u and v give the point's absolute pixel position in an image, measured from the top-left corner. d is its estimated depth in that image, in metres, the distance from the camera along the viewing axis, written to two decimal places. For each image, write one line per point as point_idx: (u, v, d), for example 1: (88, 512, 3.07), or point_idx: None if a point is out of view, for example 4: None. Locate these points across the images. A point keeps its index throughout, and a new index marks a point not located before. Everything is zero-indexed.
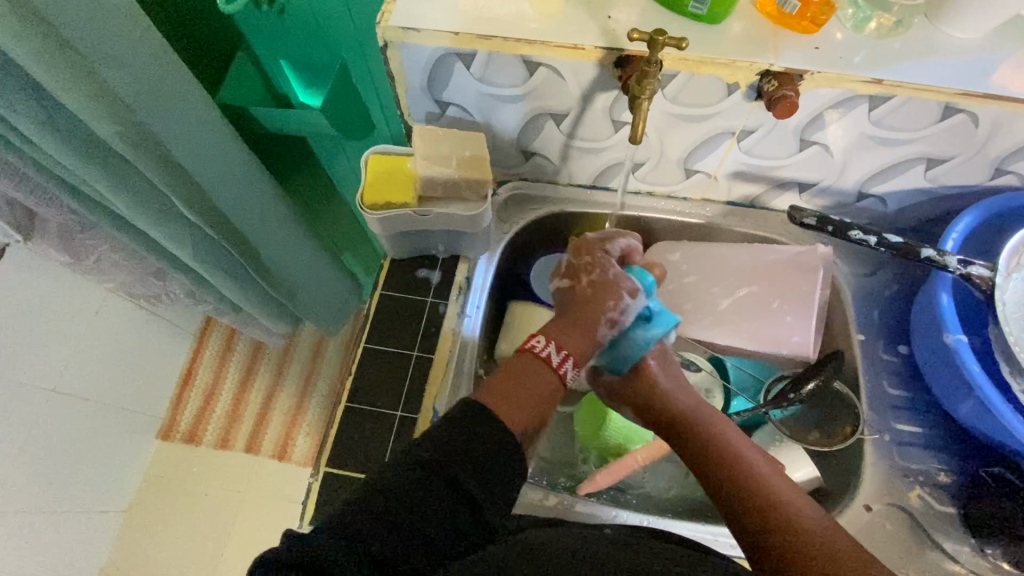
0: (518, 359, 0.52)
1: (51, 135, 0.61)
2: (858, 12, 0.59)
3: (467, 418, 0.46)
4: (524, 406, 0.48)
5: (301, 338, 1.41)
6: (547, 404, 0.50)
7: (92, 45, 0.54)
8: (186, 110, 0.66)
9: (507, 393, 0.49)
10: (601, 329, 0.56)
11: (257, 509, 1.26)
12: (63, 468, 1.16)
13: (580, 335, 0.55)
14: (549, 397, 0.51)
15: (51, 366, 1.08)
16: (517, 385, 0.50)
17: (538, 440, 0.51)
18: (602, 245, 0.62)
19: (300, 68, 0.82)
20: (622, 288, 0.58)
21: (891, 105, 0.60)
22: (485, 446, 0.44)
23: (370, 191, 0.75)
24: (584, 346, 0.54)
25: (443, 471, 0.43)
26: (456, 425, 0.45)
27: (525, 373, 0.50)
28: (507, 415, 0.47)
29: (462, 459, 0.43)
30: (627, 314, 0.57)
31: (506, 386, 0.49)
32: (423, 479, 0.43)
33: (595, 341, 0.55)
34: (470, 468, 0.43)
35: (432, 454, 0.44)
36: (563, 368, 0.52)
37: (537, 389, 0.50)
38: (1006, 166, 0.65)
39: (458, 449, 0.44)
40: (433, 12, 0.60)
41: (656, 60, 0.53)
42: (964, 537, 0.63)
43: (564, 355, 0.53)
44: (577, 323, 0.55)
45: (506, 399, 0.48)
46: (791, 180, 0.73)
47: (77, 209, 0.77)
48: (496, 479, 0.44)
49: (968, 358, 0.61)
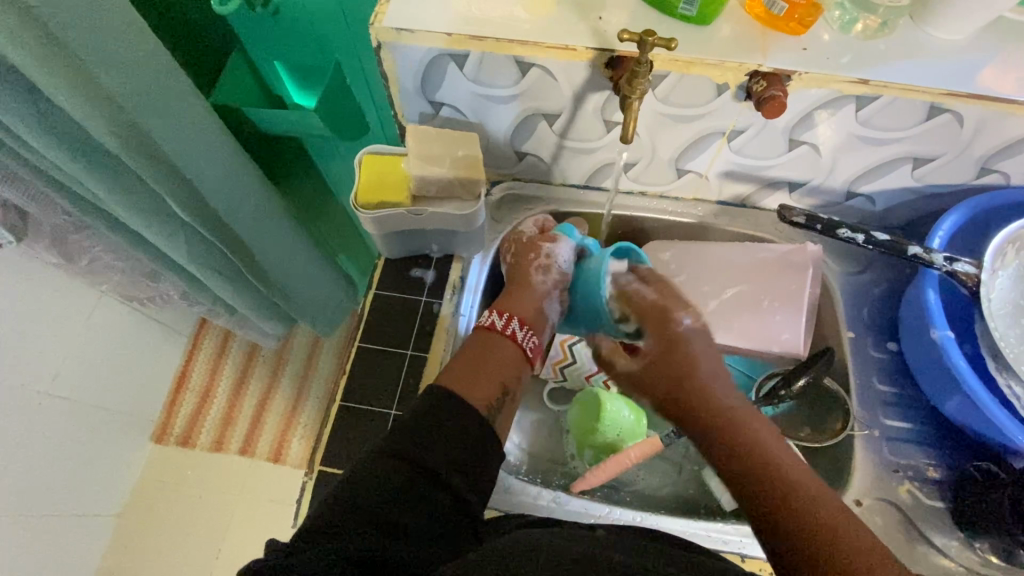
0: (473, 337, 0.58)
1: (46, 136, 0.61)
2: (844, 14, 0.60)
3: (439, 399, 0.49)
4: (485, 375, 0.54)
5: (295, 339, 1.41)
6: (507, 368, 0.56)
7: (85, 46, 0.54)
8: (180, 112, 0.67)
9: (465, 368, 0.54)
10: (535, 278, 0.64)
11: (251, 512, 1.25)
12: (56, 470, 1.15)
13: (521, 299, 0.62)
14: (507, 359, 0.56)
15: (43, 370, 1.08)
16: (474, 359, 0.55)
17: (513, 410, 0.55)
18: (518, 231, 0.70)
19: (294, 69, 0.82)
20: (541, 241, 0.66)
21: (878, 105, 0.61)
22: (457, 432, 0.48)
23: (364, 190, 0.75)
24: (528, 306, 0.62)
25: (423, 462, 0.46)
26: (429, 414, 0.48)
27: (480, 347, 0.56)
28: (468, 389, 0.52)
29: (438, 448, 0.47)
30: (557, 258, 0.65)
31: (463, 363, 0.55)
32: (404, 473, 0.45)
33: (536, 294, 0.63)
34: (444, 454, 0.46)
35: (411, 448, 0.46)
36: (512, 332, 0.58)
37: (492, 356, 0.55)
38: (991, 165, 0.66)
39: (434, 440, 0.47)
40: (424, 12, 0.61)
41: (646, 61, 0.54)
42: (953, 531, 0.64)
43: (509, 317, 0.59)
44: (518, 290, 0.63)
45: (465, 374, 0.53)
46: (781, 180, 0.74)
47: (71, 210, 0.77)
48: (470, 462, 0.47)
49: (954, 353, 0.61)
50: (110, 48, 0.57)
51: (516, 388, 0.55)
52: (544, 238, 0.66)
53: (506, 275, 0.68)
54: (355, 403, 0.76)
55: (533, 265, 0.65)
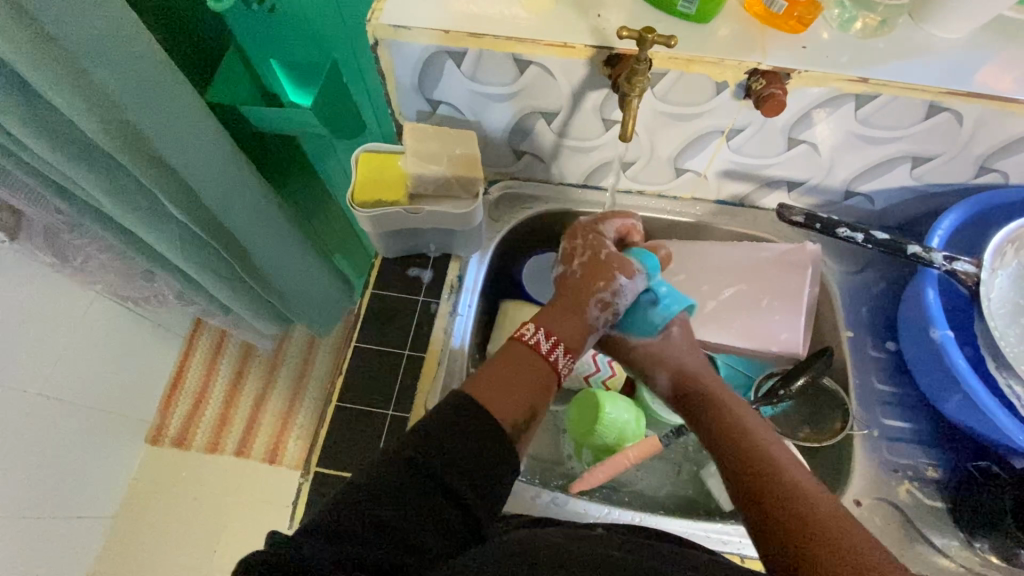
0: (511, 346, 0.56)
1: (38, 133, 0.60)
2: (844, 12, 0.59)
3: (463, 410, 0.48)
4: (516, 397, 0.52)
5: (292, 340, 1.40)
6: (539, 391, 0.54)
7: (78, 42, 0.54)
8: (175, 110, 0.66)
9: (499, 381, 0.52)
10: (592, 311, 0.61)
11: (247, 513, 1.24)
12: (50, 472, 1.14)
13: (571, 322, 0.60)
14: (543, 381, 0.55)
15: (36, 370, 1.07)
16: (511, 368, 0.54)
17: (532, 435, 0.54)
18: (596, 228, 0.67)
19: (291, 66, 0.82)
20: (613, 269, 0.63)
21: (878, 103, 0.61)
22: (473, 446, 0.46)
23: (360, 189, 0.74)
24: (574, 333, 0.60)
25: (432, 471, 0.44)
26: (447, 424, 0.47)
27: (521, 362, 0.55)
28: (500, 403, 0.50)
29: (451, 460, 0.45)
30: (621, 297, 0.62)
31: (499, 375, 0.53)
32: (412, 480, 0.44)
33: (586, 324, 0.61)
34: (453, 460, 0.45)
35: (422, 455, 0.45)
36: (553, 357, 0.56)
37: (531, 372, 0.54)
38: (990, 164, 0.66)
39: (447, 449, 0.45)
40: (422, 9, 0.60)
41: (645, 59, 0.53)
42: (954, 531, 0.64)
43: (554, 342, 0.57)
44: (561, 310, 0.60)
45: (498, 388, 0.52)
46: (780, 179, 0.74)
47: (64, 208, 0.77)
48: (484, 479, 0.45)
49: (954, 352, 0.61)
50: (103, 44, 0.56)
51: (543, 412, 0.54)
52: (608, 263, 0.63)
53: (558, 282, 0.65)
54: (352, 403, 0.75)
55: (596, 298, 0.61)
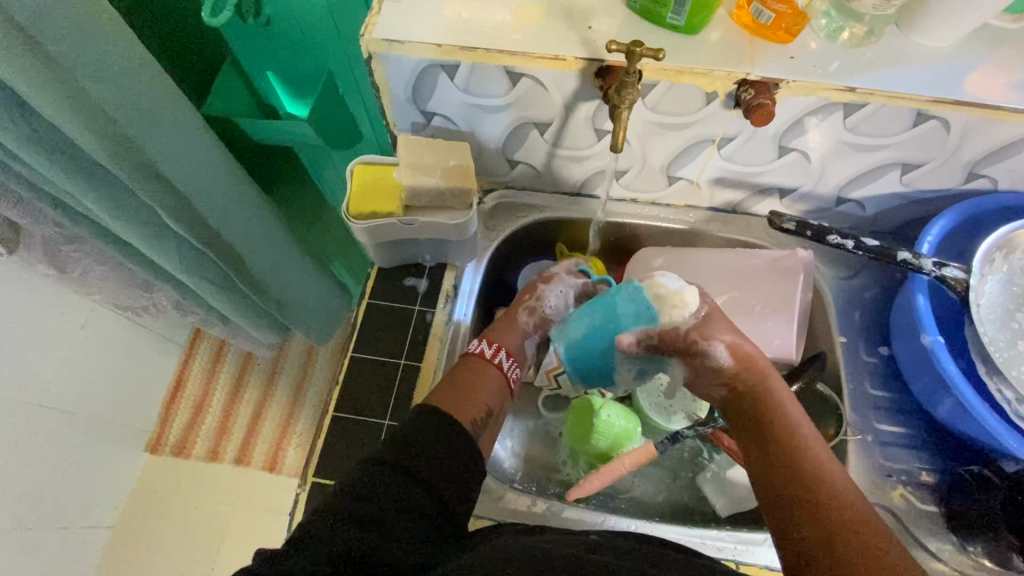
0: (464, 365, 0.62)
1: (37, 149, 0.61)
2: (830, 22, 0.60)
3: (426, 417, 0.52)
4: (467, 399, 0.57)
5: (291, 348, 1.40)
6: (486, 392, 0.59)
7: (77, 60, 0.55)
8: (173, 124, 0.67)
9: (452, 389, 0.58)
10: (520, 318, 0.67)
11: (247, 521, 1.24)
12: (51, 483, 1.14)
13: (509, 333, 0.65)
14: (489, 384, 0.60)
15: (35, 381, 1.07)
16: (462, 382, 0.59)
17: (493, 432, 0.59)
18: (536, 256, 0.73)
19: (286, 78, 0.82)
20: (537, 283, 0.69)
21: (865, 112, 0.61)
22: (446, 441, 0.51)
23: (356, 201, 0.74)
24: (514, 339, 0.65)
25: (409, 465, 0.48)
26: (414, 428, 0.51)
27: (472, 372, 0.61)
28: (454, 407, 0.56)
29: (426, 455, 0.49)
30: (546, 303, 0.67)
31: (451, 386, 0.58)
32: (391, 476, 0.47)
33: (519, 333, 0.66)
34: (429, 460, 0.49)
35: (402, 457, 0.48)
36: (497, 360, 0.62)
37: (477, 380, 0.60)
38: (978, 171, 0.67)
39: (421, 446, 0.49)
40: (414, 23, 0.61)
41: (634, 71, 0.54)
42: (947, 535, 0.64)
43: (497, 348, 0.63)
44: (503, 325, 0.66)
45: (452, 395, 0.57)
46: (772, 186, 0.75)
47: (61, 221, 0.77)
48: (460, 475, 0.50)
49: (943, 357, 0.62)
50: (101, 61, 0.57)
51: (499, 410, 0.60)
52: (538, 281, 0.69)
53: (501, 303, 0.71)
54: (349, 413, 0.76)
55: (523, 305, 0.67)
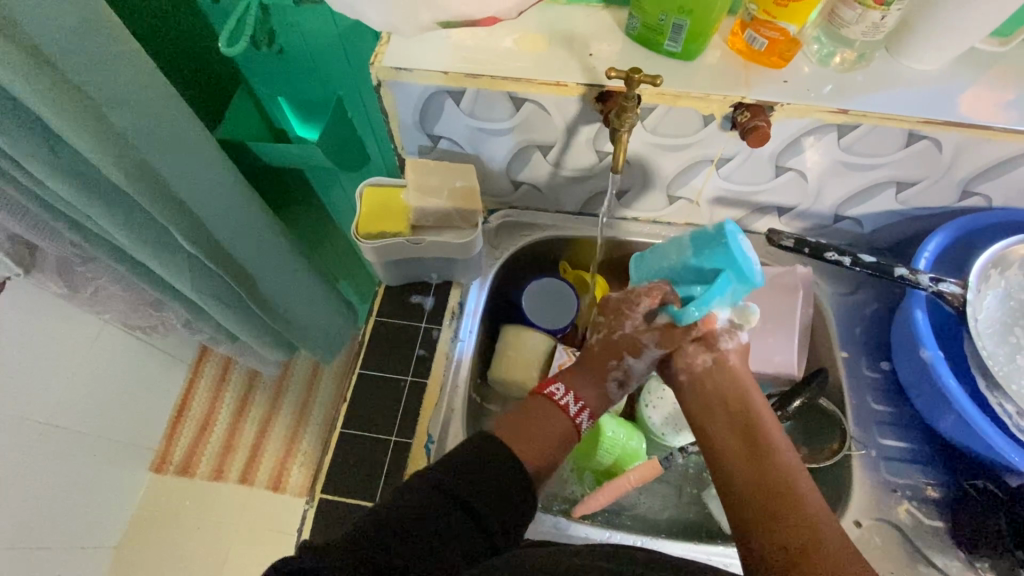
0: (547, 412, 0.59)
1: (58, 173, 0.63)
2: (821, 47, 0.63)
3: (487, 444, 0.53)
4: (536, 445, 0.56)
5: (297, 365, 1.41)
6: (558, 446, 0.58)
7: (99, 88, 0.57)
8: (188, 149, 0.70)
9: (521, 431, 0.56)
10: (612, 377, 0.62)
11: (253, 540, 1.24)
12: (56, 502, 1.15)
13: (597, 390, 0.62)
14: (565, 442, 0.58)
15: (47, 399, 1.09)
16: (531, 425, 0.57)
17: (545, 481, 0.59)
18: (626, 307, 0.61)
19: (298, 103, 0.86)
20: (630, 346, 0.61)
21: (858, 133, 0.63)
22: (503, 473, 0.51)
23: (364, 221, 0.76)
24: (601, 399, 0.62)
25: (452, 486, 0.49)
26: (477, 454, 0.52)
27: (542, 416, 0.58)
28: (523, 452, 0.55)
29: (473, 481, 0.50)
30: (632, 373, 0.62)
31: (524, 427, 0.57)
32: (442, 501, 0.48)
33: (604, 392, 0.63)
34: (476, 485, 0.50)
35: (448, 478, 0.50)
36: (579, 420, 0.60)
37: (553, 433, 0.58)
38: (971, 188, 0.68)
39: (468, 471, 0.51)
40: (421, 52, 0.64)
41: (634, 96, 0.56)
42: (954, 551, 0.64)
43: (581, 407, 0.61)
44: (595, 373, 0.62)
45: (520, 438, 0.56)
46: (770, 205, 0.76)
47: (78, 242, 0.79)
48: (511, 516, 0.50)
49: (943, 371, 0.62)
50: (121, 89, 0.59)
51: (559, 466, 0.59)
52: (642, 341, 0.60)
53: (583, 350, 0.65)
54: (355, 429, 0.77)
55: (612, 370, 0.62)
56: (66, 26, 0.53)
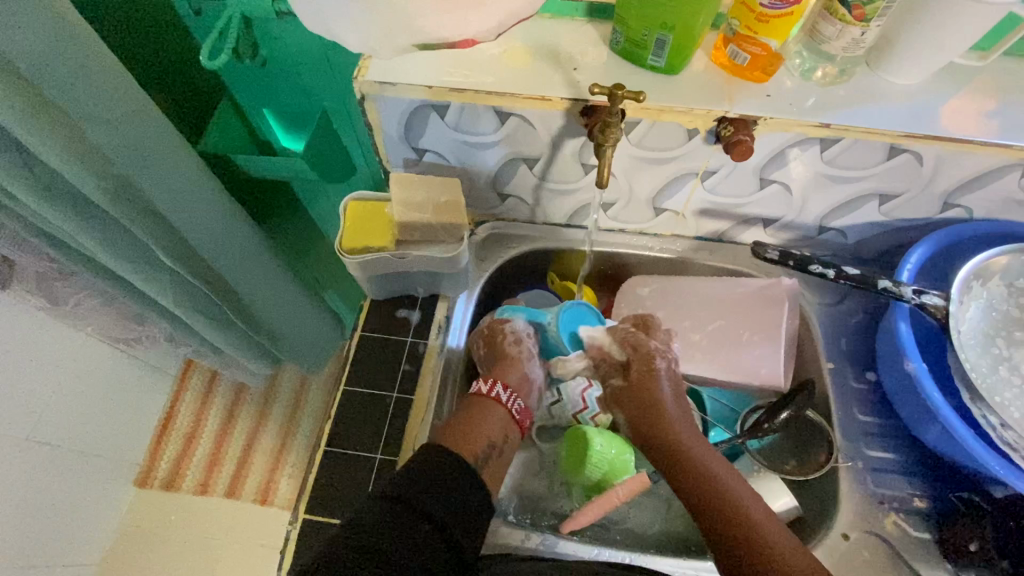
0: (467, 404, 0.65)
1: (32, 190, 0.62)
2: (804, 61, 0.64)
3: (433, 454, 0.55)
4: (472, 433, 0.60)
5: (284, 377, 1.40)
6: (494, 425, 0.62)
7: (76, 105, 0.56)
8: (168, 164, 0.68)
9: (458, 427, 0.61)
10: (512, 350, 0.72)
11: (238, 556, 1.22)
12: (35, 521, 1.12)
13: (503, 369, 0.70)
14: (494, 418, 0.63)
15: (27, 415, 1.06)
16: (467, 420, 0.62)
17: (500, 466, 0.60)
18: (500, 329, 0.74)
19: (283, 115, 0.85)
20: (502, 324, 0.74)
21: (841, 146, 0.64)
22: (459, 480, 0.53)
23: (348, 235, 0.76)
24: (511, 375, 0.69)
25: (412, 498, 0.50)
26: (424, 466, 0.53)
27: (473, 412, 0.63)
28: (458, 444, 0.58)
29: (433, 491, 0.51)
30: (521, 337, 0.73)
31: (456, 425, 0.61)
32: (400, 512, 0.49)
33: (515, 366, 0.70)
34: (437, 496, 0.51)
35: (407, 490, 0.51)
36: (496, 394, 0.65)
37: (484, 417, 0.62)
38: (953, 200, 0.69)
39: (427, 482, 0.52)
40: (405, 66, 0.63)
41: (617, 112, 0.56)
42: (942, 563, 0.64)
43: (494, 383, 0.66)
44: (503, 360, 0.71)
45: (456, 432, 0.60)
46: (755, 217, 0.77)
47: (56, 257, 0.78)
48: (469, 518, 0.52)
49: (927, 384, 0.63)
50: (98, 105, 0.58)
51: (504, 442, 0.62)
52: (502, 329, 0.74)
53: (486, 360, 0.74)
54: (340, 446, 0.75)
55: (507, 342, 0.72)
56: (39, 43, 0.51)
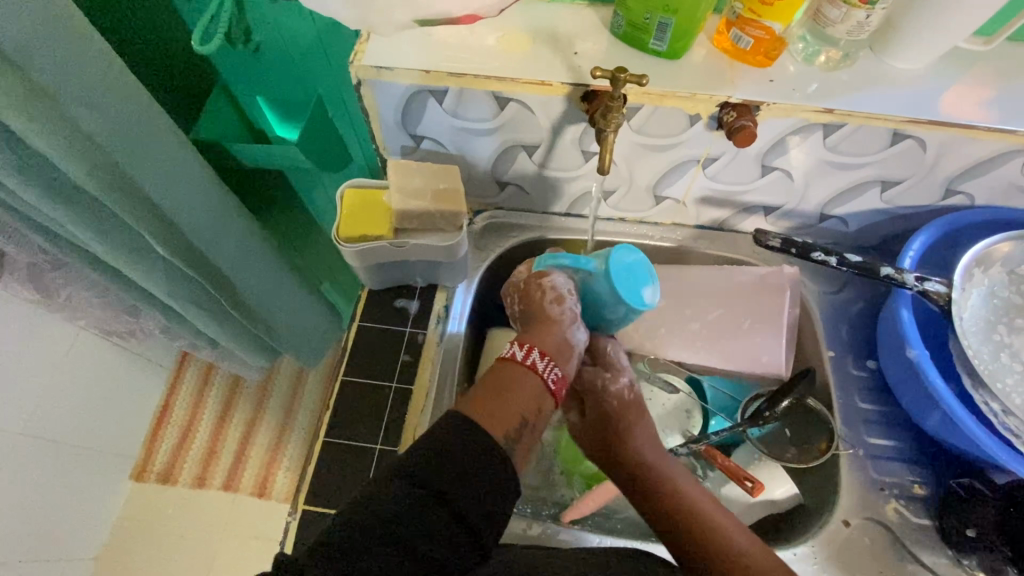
0: (493, 369, 0.54)
1: (22, 177, 0.60)
2: (807, 46, 0.63)
3: (464, 432, 0.48)
4: (506, 407, 0.50)
5: (281, 370, 1.39)
6: (530, 403, 0.52)
7: (64, 89, 0.55)
8: (158, 151, 0.67)
9: (484, 399, 0.51)
10: (553, 310, 0.58)
11: (238, 548, 1.22)
12: (33, 514, 1.11)
13: (541, 332, 0.57)
14: (532, 395, 0.53)
15: (19, 409, 1.05)
16: (496, 391, 0.52)
17: (535, 447, 0.52)
18: (535, 281, 0.61)
19: (278, 103, 0.84)
20: (536, 280, 0.61)
21: (844, 132, 0.63)
22: (488, 470, 0.46)
23: (346, 224, 0.75)
24: (549, 338, 0.56)
25: (432, 484, 0.45)
26: (459, 447, 0.47)
27: (505, 380, 0.53)
28: (488, 421, 0.49)
29: (458, 479, 0.45)
30: (563, 293, 0.59)
31: (485, 394, 0.51)
32: (421, 499, 0.44)
33: (557, 333, 0.57)
34: (462, 486, 0.45)
35: (429, 475, 0.45)
36: (531, 362, 0.54)
37: (518, 391, 0.52)
38: (955, 187, 0.69)
39: (452, 467, 0.46)
40: (401, 50, 0.62)
41: (619, 96, 0.56)
42: (942, 549, 0.65)
43: (529, 348, 0.55)
44: (539, 322, 0.58)
45: (483, 409, 0.50)
46: (756, 205, 0.76)
47: (47, 248, 0.76)
48: (499, 511, 0.46)
49: (930, 371, 0.62)
50: (88, 89, 0.57)
51: (540, 422, 0.52)
52: (535, 285, 0.61)
53: (517, 322, 0.62)
54: (338, 438, 0.75)
55: (545, 299, 0.59)
56: (28, 26, 0.50)
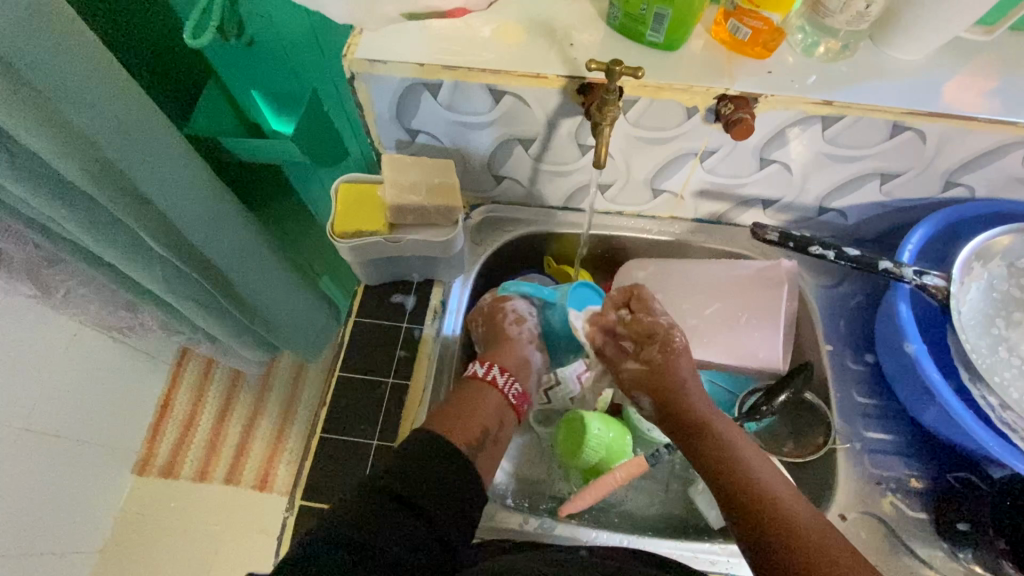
0: (464, 385, 0.66)
1: (14, 175, 0.60)
2: (806, 37, 0.62)
3: (428, 442, 0.56)
4: (468, 419, 0.61)
5: (280, 364, 1.39)
6: (493, 414, 0.63)
7: (54, 85, 0.54)
8: (151, 147, 0.66)
9: (452, 413, 0.61)
10: (512, 332, 0.73)
11: (240, 539, 1.23)
12: (39, 507, 1.12)
13: (505, 353, 0.71)
14: (491, 405, 0.64)
15: (22, 404, 1.05)
16: (463, 402, 0.63)
17: (494, 452, 0.62)
18: (499, 309, 0.75)
19: (272, 96, 0.82)
20: (501, 309, 0.75)
21: (843, 125, 0.62)
22: (447, 473, 0.54)
23: (340, 218, 0.74)
24: (510, 357, 0.71)
25: (399, 490, 0.51)
26: (423, 454, 0.55)
27: (474, 394, 0.64)
28: (452, 429, 0.59)
29: (421, 487, 0.52)
30: (522, 319, 0.74)
31: (450, 408, 0.62)
32: (390, 506, 0.50)
33: (516, 350, 0.72)
34: (422, 487, 0.52)
35: (395, 482, 0.52)
36: (493, 377, 0.67)
37: (481, 401, 0.64)
38: (955, 179, 0.68)
39: (414, 474, 0.53)
40: (395, 43, 0.61)
41: (615, 89, 0.55)
42: (937, 542, 0.65)
43: (491, 365, 0.68)
44: (501, 343, 0.72)
45: (448, 415, 0.61)
46: (755, 198, 0.76)
47: (44, 245, 0.76)
48: (456, 512, 0.53)
49: (926, 365, 0.62)
50: (79, 86, 0.56)
51: (498, 429, 0.63)
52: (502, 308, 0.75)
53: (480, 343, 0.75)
54: (335, 434, 0.75)
55: (506, 323, 0.74)
56: (20, 24, 0.50)
